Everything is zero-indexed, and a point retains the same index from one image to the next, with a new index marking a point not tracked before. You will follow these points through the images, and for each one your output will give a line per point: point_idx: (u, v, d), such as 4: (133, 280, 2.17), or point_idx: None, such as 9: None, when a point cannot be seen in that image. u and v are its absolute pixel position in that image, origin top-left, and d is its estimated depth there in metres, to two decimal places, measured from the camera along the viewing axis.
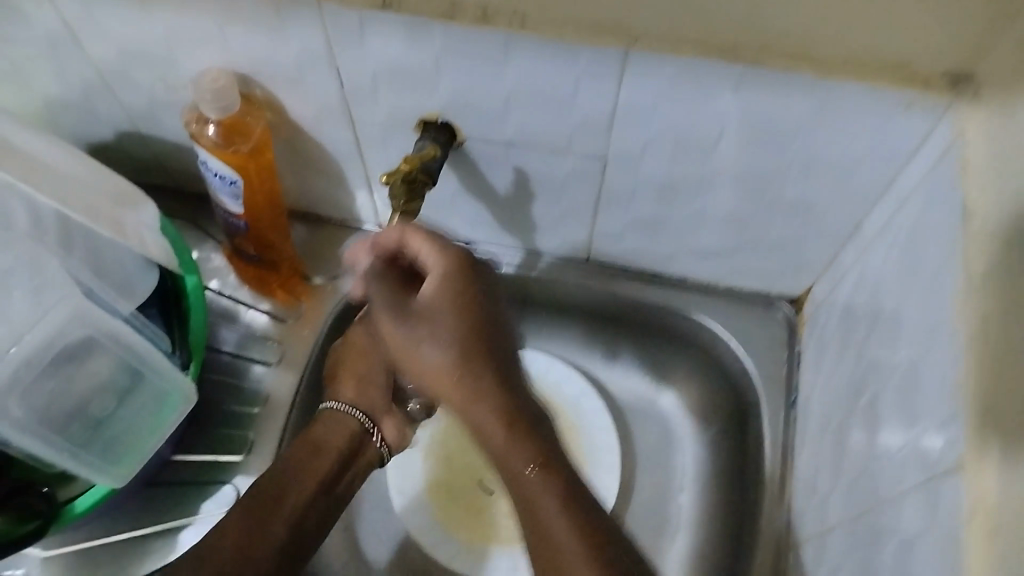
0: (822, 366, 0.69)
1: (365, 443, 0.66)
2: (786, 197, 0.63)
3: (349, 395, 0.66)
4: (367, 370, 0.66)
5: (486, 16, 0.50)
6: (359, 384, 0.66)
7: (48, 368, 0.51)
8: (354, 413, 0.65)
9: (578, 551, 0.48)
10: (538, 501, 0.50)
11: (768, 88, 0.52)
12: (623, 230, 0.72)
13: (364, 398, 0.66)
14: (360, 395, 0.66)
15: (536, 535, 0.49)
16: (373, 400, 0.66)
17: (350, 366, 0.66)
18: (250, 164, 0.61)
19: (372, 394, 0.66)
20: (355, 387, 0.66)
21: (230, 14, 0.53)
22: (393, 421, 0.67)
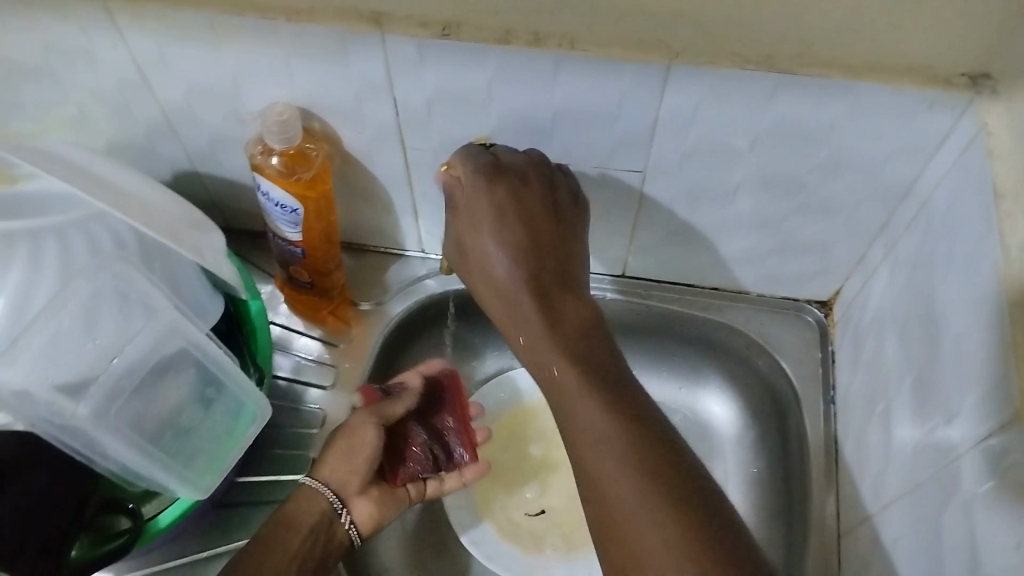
0: (860, 361, 0.72)
1: (334, 524, 0.63)
2: (815, 201, 0.66)
3: (328, 472, 0.65)
4: (357, 447, 0.66)
5: (537, 40, 0.54)
6: (341, 464, 0.65)
7: (145, 381, 0.54)
8: (324, 490, 0.64)
9: (597, 432, 0.51)
10: (568, 394, 0.53)
11: (801, 94, 0.56)
12: (659, 242, 0.75)
13: (342, 476, 0.65)
14: (338, 472, 0.65)
15: (566, 422, 0.53)
16: (344, 479, 0.65)
17: (338, 444, 0.66)
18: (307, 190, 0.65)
19: (350, 476, 0.65)
20: (340, 467, 0.65)
21: (298, 50, 0.57)
22: (362, 504, 0.66)
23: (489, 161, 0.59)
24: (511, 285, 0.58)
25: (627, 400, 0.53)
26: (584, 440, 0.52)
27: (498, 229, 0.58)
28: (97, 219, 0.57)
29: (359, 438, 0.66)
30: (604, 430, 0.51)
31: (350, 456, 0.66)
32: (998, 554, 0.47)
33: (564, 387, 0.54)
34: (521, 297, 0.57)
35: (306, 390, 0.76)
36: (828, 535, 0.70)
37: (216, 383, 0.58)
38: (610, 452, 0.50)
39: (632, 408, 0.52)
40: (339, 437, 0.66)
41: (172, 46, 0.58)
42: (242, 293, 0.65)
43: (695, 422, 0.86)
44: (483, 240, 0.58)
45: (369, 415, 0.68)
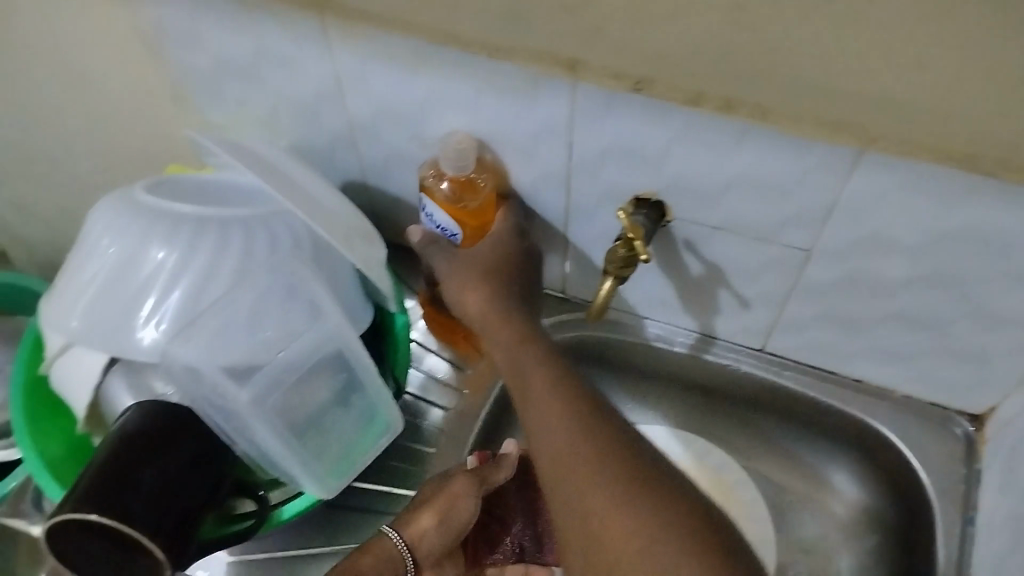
0: (1012, 487, 0.67)
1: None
2: (991, 309, 0.62)
3: (414, 535, 0.63)
4: (454, 514, 0.65)
5: (729, 106, 0.53)
6: (430, 533, 0.63)
7: (300, 378, 0.56)
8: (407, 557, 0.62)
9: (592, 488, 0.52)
10: (554, 454, 0.55)
11: (1000, 198, 0.53)
12: (808, 323, 0.73)
13: (422, 546, 0.63)
14: (428, 541, 0.63)
15: (557, 488, 0.54)
16: (431, 549, 0.64)
17: (438, 503, 0.64)
18: (470, 218, 0.67)
19: (436, 544, 0.64)
20: (432, 537, 0.64)
21: (489, 84, 0.58)
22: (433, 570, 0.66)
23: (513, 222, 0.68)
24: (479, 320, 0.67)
25: (619, 453, 0.53)
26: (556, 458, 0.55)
27: (490, 282, 0.67)
28: (280, 218, 0.59)
29: (457, 508, 0.65)
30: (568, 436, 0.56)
31: (446, 525, 0.64)
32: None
33: (551, 438, 0.56)
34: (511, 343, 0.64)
35: (429, 409, 0.77)
36: None
37: (358, 387, 0.60)
38: (607, 508, 0.50)
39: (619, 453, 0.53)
40: (438, 501, 0.64)
41: (372, 65, 0.61)
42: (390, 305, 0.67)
43: (812, 517, 0.83)
44: (482, 297, 0.67)
45: (475, 483, 0.66)
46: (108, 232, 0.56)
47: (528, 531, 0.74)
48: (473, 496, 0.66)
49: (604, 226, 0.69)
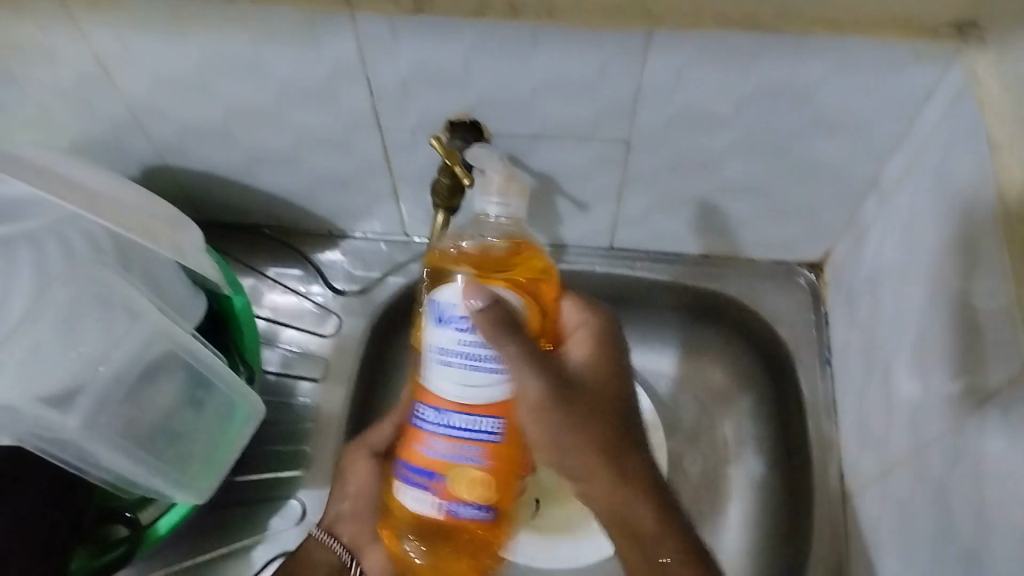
0: (855, 320, 0.71)
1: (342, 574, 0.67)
2: (802, 159, 0.65)
3: (334, 523, 0.67)
4: (359, 484, 0.67)
5: (514, 11, 0.52)
6: (345, 512, 0.67)
7: (133, 387, 0.52)
8: (333, 544, 0.66)
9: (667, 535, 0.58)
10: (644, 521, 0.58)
11: (787, 52, 0.54)
12: (647, 212, 0.74)
13: (350, 527, 0.67)
14: (347, 523, 0.67)
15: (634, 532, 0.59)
16: (354, 531, 0.67)
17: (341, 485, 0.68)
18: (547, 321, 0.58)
19: (358, 524, 0.67)
20: (347, 518, 0.67)
21: (265, 35, 0.55)
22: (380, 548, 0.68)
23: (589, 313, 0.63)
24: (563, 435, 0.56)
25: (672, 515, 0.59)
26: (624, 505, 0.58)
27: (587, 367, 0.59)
28: (66, 224, 0.55)
29: (356, 479, 0.67)
30: (631, 490, 0.58)
31: (354, 500, 0.67)
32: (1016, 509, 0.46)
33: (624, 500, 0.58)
34: (589, 413, 0.57)
35: (298, 383, 0.75)
36: (831, 497, 0.71)
37: (205, 382, 0.56)
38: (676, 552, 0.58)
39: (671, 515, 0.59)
40: (337, 482, 0.68)
41: (133, 37, 0.55)
42: (225, 290, 0.63)
43: (691, 396, 0.86)
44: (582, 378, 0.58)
45: (364, 449, 0.68)
46: None
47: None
48: (365, 459, 0.68)
49: (427, 158, 0.67)
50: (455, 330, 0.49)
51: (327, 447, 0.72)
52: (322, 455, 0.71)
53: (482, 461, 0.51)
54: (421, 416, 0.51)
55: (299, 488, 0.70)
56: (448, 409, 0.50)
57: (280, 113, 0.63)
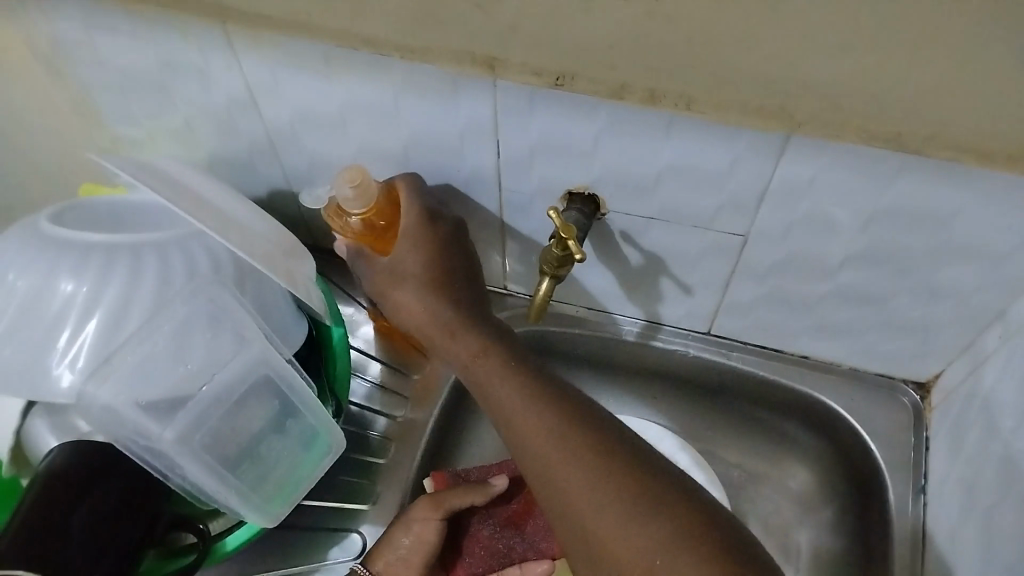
0: (959, 454, 0.67)
1: None
2: (928, 280, 0.62)
3: (379, 564, 0.64)
4: (422, 532, 0.65)
5: (652, 98, 0.52)
6: (398, 558, 0.64)
7: (229, 408, 0.54)
8: None
9: (549, 440, 0.56)
10: (515, 416, 0.58)
11: (930, 176, 0.52)
12: (752, 304, 0.72)
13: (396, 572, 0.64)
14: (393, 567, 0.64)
15: (524, 449, 0.57)
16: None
17: (393, 533, 0.65)
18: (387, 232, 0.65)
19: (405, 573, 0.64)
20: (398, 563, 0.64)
21: (409, 87, 0.56)
22: None
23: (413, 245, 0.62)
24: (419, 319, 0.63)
25: (568, 422, 0.56)
26: (570, 484, 0.54)
27: (408, 284, 0.62)
28: (195, 239, 0.57)
29: (424, 531, 0.65)
30: (588, 476, 0.53)
31: (413, 555, 0.64)
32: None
33: (487, 384, 0.60)
34: (424, 317, 0.62)
35: (376, 418, 0.76)
36: None
37: (293, 411, 0.58)
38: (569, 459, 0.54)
39: (561, 417, 0.56)
40: (400, 522, 0.65)
41: (284, 72, 0.58)
42: (326, 319, 0.65)
43: (768, 498, 0.83)
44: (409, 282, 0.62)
45: (436, 508, 0.66)
46: (13, 266, 0.55)
47: (511, 535, 0.72)
48: (436, 522, 0.65)
49: (540, 220, 0.67)
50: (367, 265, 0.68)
51: (397, 487, 0.72)
52: (391, 495, 0.72)
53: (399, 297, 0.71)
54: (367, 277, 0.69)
55: (362, 522, 0.70)
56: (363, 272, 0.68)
57: (406, 158, 0.64)
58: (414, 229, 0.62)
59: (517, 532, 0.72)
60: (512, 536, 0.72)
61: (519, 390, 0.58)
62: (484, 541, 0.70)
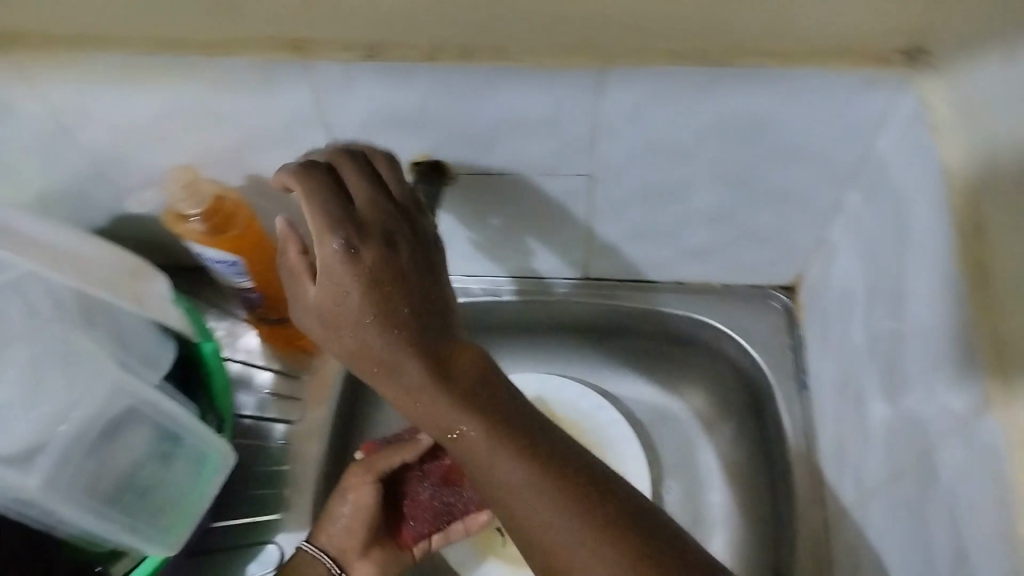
0: (829, 343, 0.71)
1: None
2: (767, 186, 0.65)
3: (322, 539, 0.66)
4: (360, 499, 0.66)
5: (466, 53, 0.53)
6: (340, 528, 0.66)
7: (96, 443, 0.52)
8: (321, 556, 0.64)
9: (541, 508, 0.45)
10: (479, 464, 0.47)
11: (741, 86, 0.54)
12: (617, 243, 0.74)
13: (341, 542, 0.65)
14: (337, 538, 0.65)
15: (506, 510, 0.46)
16: (342, 544, 0.65)
17: (332, 507, 0.67)
18: (243, 230, 0.64)
19: (349, 542, 0.65)
20: (340, 533, 0.66)
21: (223, 85, 0.55)
22: (363, 568, 0.66)
23: (352, 256, 0.50)
24: (369, 356, 0.51)
25: (569, 492, 0.45)
26: (569, 561, 0.44)
27: (355, 309, 0.50)
28: (31, 279, 0.54)
29: (360, 498, 0.66)
30: (586, 557, 0.44)
31: (352, 523, 0.66)
32: (970, 535, 0.45)
33: (460, 440, 0.48)
34: (376, 352, 0.50)
35: (272, 426, 0.74)
36: (813, 525, 0.69)
37: (172, 436, 0.57)
38: (565, 533, 0.44)
39: (560, 482, 0.45)
40: (337, 493, 0.67)
41: (91, 90, 0.56)
42: (194, 336, 0.63)
43: (673, 425, 0.85)
44: (354, 312, 0.50)
45: (367, 472, 0.67)
46: None
47: (449, 492, 0.70)
48: (368, 484, 0.67)
49: None
50: (231, 271, 0.66)
51: (307, 489, 0.72)
52: (302, 497, 0.71)
53: (270, 293, 0.70)
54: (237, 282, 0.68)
55: (277, 532, 0.70)
56: (232, 276, 0.67)
57: (243, 159, 0.63)
58: (354, 243, 0.50)
59: (455, 488, 0.70)
60: (451, 492, 0.70)
61: (507, 450, 0.47)
62: (424, 501, 0.70)
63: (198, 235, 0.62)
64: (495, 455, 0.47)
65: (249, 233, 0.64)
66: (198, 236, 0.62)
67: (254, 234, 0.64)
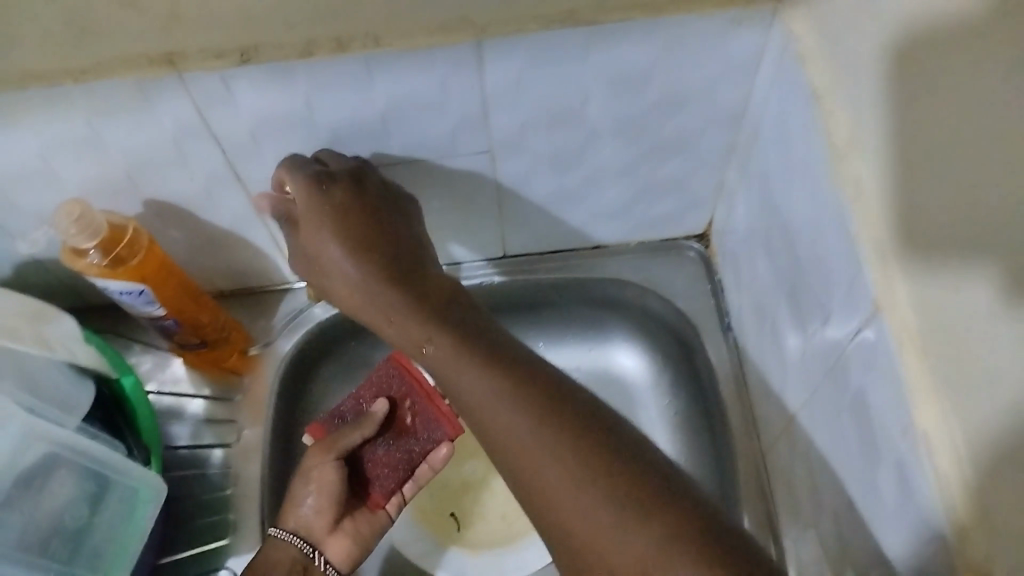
0: (743, 281, 0.73)
1: (308, 568, 0.64)
2: (661, 137, 0.66)
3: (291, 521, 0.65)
4: (320, 477, 0.65)
5: (341, 45, 0.52)
6: (306, 508, 0.65)
7: (17, 495, 0.52)
8: (293, 539, 0.64)
9: (493, 401, 0.51)
10: (445, 367, 0.54)
11: (617, 41, 0.55)
12: (527, 216, 0.75)
13: (309, 521, 0.65)
14: (304, 517, 0.65)
15: (469, 410, 0.53)
16: (311, 524, 0.65)
17: (297, 491, 0.66)
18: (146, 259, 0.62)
19: (317, 519, 0.65)
20: (306, 513, 0.65)
21: (98, 110, 0.54)
22: (336, 540, 0.66)
23: (324, 201, 0.57)
24: (354, 287, 0.58)
25: (521, 384, 0.51)
26: (514, 443, 0.49)
27: (335, 248, 0.58)
28: None
29: (321, 478, 0.65)
30: (531, 435, 0.48)
31: (316, 501, 0.65)
32: (881, 434, 0.47)
33: (436, 354, 0.55)
34: (360, 284, 0.58)
35: (210, 452, 0.73)
36: (751, 456, 0.72)
37: (97, 475, 0.57)
38: (510, 418, 0.50)
39: (515, 379, 0.51)
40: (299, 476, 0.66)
41: None
42: (109, 372, 0.63)
43: (612, 385, 0.86)
44: (336, 251, 0.58)
45: (323, 450, 0.66)
46: None
47: (405, 441, 0.68)
48: (326, 462, 0.65)
49: None
50: (140, 302, 0.65)
51: (251, 509, 0.70)
52: (248, 518, 0.70)
53: (186, 320, 0.69)
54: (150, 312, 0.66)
55: (228, 557, 0.68)
56: (143, 308, 0.65)
57: (136, 184, 0.61)
58: (330, 195, 0.57)
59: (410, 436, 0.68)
60: (407, 441, 0.68)
61: (474, 359, 0.53)
62: (385, 460, 0.68)
63: (99, 270, 0.60)
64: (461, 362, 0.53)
65: (152, 261, 0.63)
66: (100, 271, 0.60)
67: (157, 261, 0.63)
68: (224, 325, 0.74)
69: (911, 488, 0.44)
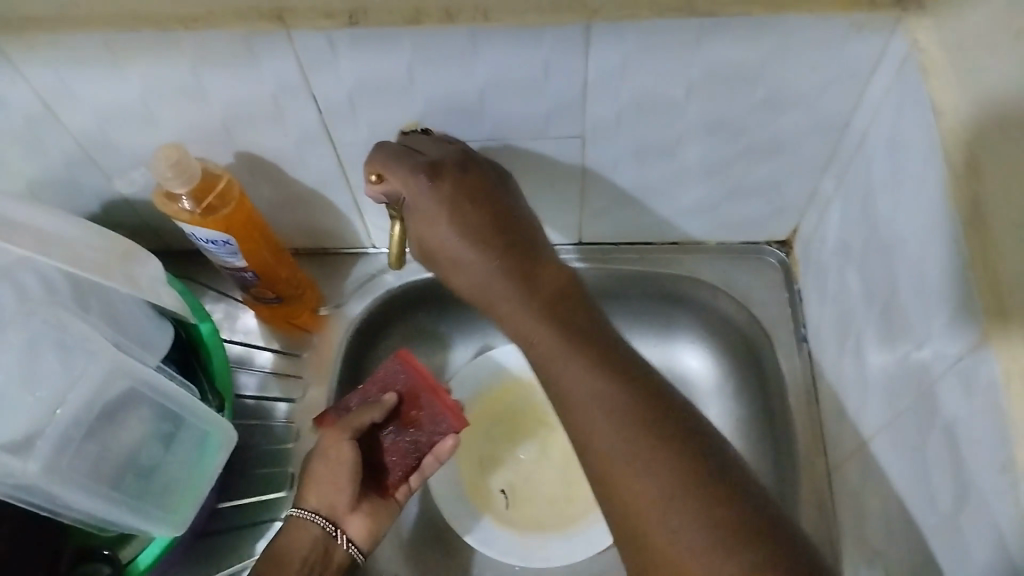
0: (826, 293, 0.71)
1: (330, 549, 0.63)
2: (758, 138, 0.65)
3: (312, 500, 0.64)
4: (338, 455, 0.64)
5: (449, 16, 0.52)
6: (325, 487, 0.64)
7: (95, 427, 0.53)
8: (316, 518, 0.63)
9: (604, 418, 0.49)
10: (553, 370, 0.53)
11: (729, 36, 0.54)
12: (610, 205, 0.74)
13: (330, 499, 0.64)
14: (324, 496, 0.64)
15: (575, 421, 0.51)
16: (332, 503, 0.64)
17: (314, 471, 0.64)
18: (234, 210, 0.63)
19: (338, 498, 0.64)
20: (324, 491, 0.64)
21: (205, 60, 0.54)
22: (358, 520, 0.64)
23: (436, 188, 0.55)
24: (465, 275, 0.56)
25: (634, 403, 0.49)
26: (621, 465, 0.47)
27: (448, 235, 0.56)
28: (23, 266, 0.55)
29: (337, 459, 0.64)
30: (641, 461, 0.47)
31: (334, 480, 0.64)
32: (971, 468, 0.46)
33: (547, 356, 0.53)
34: (470, 270, 0.56)
35: (274, 405, 0.75)
36: (815, 472, 0.70)
37: (173, 416, 0.58)
38: (617, 439, 0.48)
39: (628, 397, 0.49)
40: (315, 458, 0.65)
41: (72, 72, 0.55)
42: (189, 316, 0.63)
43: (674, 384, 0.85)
44: (446, 234, 0.56)
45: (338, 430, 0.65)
46: None
47: (412, 430, 0.68)
48: (343, 440, 0.64)
49: None
50: (224, 252, 0.66)
51: None
52: None
53: (264, 274, 0.70)
54: (231, 263, 0.67)
55: (283, 509, 0.69)
56: (226, 257, 0.67)
57: (231, 136, 0.62)
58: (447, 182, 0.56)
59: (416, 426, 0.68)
60: (413, 430, 0.68)
61: (589, 370, 0.51)
62: (396, 447, 0.67)
63: (188, 216, 0.62)
64: (579, 377, 0.51)
65: (239, 214, 0.63)
66: (189, 217, 0.62)
67: (244, 214, 0.64)
68: (300, 283, 0.75)
69: (1000, 527, 0.42)
